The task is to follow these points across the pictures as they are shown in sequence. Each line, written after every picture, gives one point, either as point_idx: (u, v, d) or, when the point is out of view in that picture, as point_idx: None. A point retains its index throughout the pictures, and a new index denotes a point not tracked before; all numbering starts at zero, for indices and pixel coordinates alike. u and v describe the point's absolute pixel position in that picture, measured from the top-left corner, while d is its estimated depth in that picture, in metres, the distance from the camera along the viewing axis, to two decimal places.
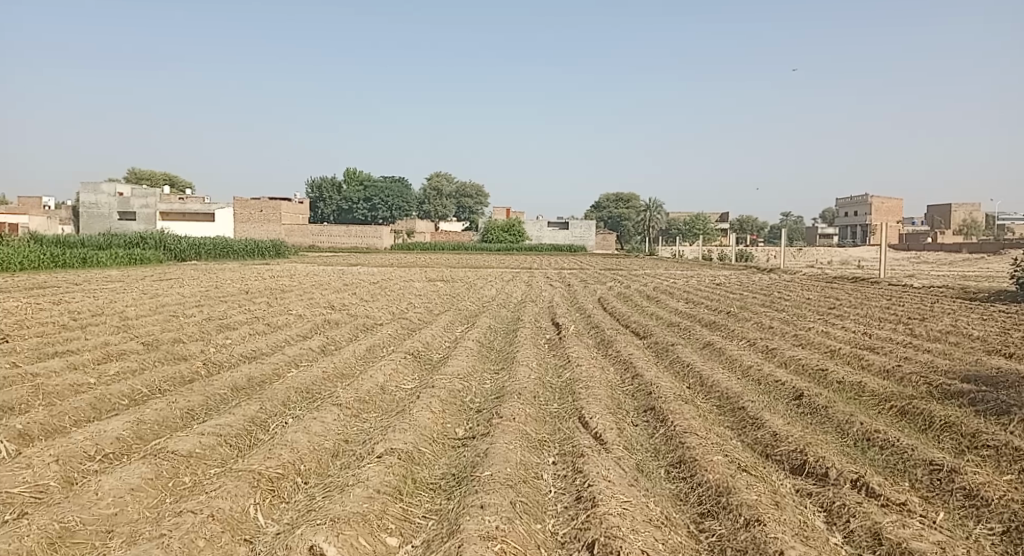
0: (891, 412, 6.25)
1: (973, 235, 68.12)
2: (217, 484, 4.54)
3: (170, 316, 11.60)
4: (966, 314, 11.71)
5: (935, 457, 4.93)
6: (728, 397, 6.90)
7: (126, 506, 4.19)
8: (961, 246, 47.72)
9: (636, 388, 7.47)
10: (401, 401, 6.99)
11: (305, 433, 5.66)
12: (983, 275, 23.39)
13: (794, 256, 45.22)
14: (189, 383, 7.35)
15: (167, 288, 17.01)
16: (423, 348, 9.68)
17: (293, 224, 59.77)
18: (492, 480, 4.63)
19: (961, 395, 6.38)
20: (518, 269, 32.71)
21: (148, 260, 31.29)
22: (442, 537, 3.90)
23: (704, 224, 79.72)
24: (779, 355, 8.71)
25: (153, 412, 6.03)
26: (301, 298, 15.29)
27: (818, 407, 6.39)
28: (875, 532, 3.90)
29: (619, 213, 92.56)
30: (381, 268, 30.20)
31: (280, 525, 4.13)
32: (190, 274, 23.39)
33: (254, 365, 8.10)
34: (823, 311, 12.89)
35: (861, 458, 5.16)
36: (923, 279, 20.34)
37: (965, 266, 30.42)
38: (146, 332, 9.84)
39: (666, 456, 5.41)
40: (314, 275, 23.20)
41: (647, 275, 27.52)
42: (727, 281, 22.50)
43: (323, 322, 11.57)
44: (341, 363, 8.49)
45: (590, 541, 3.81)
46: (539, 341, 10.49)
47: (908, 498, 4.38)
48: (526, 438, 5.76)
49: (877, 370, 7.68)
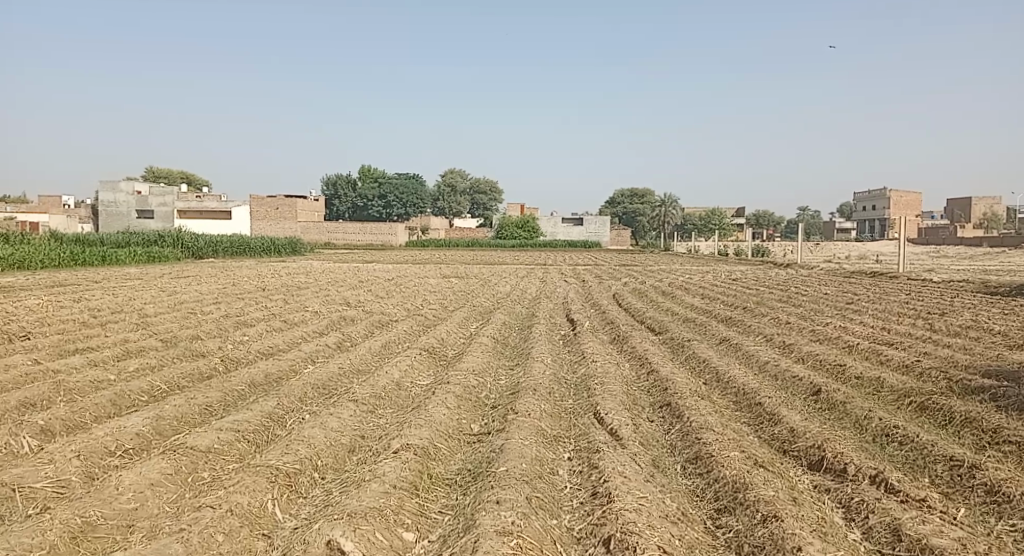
0: (910, 407, 6.17)
1: (993, 229, 67.28)
2: (235, 479, 4.59)
3: (187, 313, 11.73)
4: (987, 308, 11.53)
5: (955, 453, 4.87)
6: (744, 392, 6.84)
7: (147, 500, 4.26)
8: (978, 240, 47.00)
9: (650, 384, 7.46)
10: (417, 396, 7.04)
11: (322, 429, 5.70)
12: (1004, 269, 22.95)
13: (807, 252, 44.92)
14: (207, 379, 7.43)
15: (185, 285, 17.24)
16: (439, 343, 9.75)
17: (308, 221, 60.14)
18: (507, 476, 4.65)
19: (983, 391, 6.28)
20: (532, 265, 32.74)
21: (167, 258, 31.71)
22: (458, 532, 3.93)
23: (719, 218, 79.27)
24: (795, 351, 8.62)
25: (173, 408, 6.11)
26: (317, 295, 15.39)
27: (836, 402, 6.33)
28: (894, 528, 3.87)
29: (634, 208, 93.00)
30: (397, 264, 30.28)
31: (297, 519, 4.18)
32: (206, 271, 23.64)
33: (271, 361, 8.19)
34: (840, 306, 12.76)
35: (880, 454, 5.11)
36: (942, 274, 20.10)
37: (984, 260, 30.16)
38: (164, 329, 10.00)
39: (681, 452, 5.40)
40: (329, 272, 23.35)
41: (662, 270, 27.41)
42: (741, 276, 22.37)
43: (339, 319, 11.64)
44: (357, 359, 8.54)
45: (606, 537, 3.81)
46: (554, 336, 10.49)
47: (927, 494, 4.33)
48: (541, 433, 5.77)
49: (896, 364, 7.60)
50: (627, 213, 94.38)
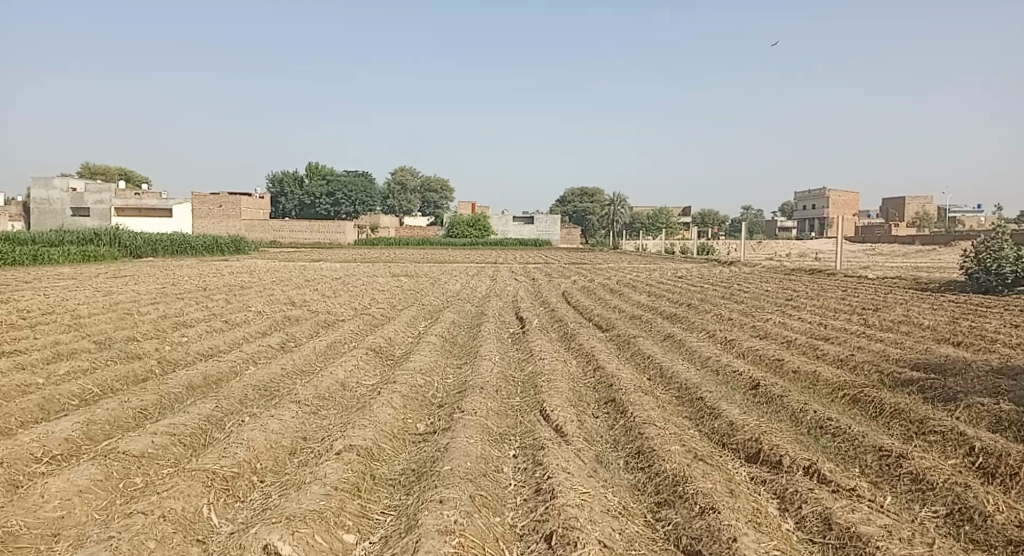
0: (843, 400, 6.41)
1: (926, 228, 70.31)
2: (169, 484, 4.45)
3: (124, 314, 11.29)
4: (918, 304, 12.07)
5: (884, 444, 5.07)
6: (686, 388, 6.98)
7: (74, 508, 4.09)
8: (908, 239, 49.11)
9: (597, 380, 7.54)
10: (361, 397, 6.93)
11: (262, 431, 5.57)
12: (933, 266, 24.08)
13: (750, 249, 46.18)
14: (143, 382, 7.18)
15: (121, 285, 16.59)
16: (385, 343, 9.62)
17: (255, 220, 58.72)
18: (451, 475, 4.62)
19: (912, 383, 6.56)
20: (482, 263, 32.71)
21: (102, 257, 30.42)
22: (400, 533, 3.89)
23: (667, 218, 80.82)
24: (737, 346, 8.85)
25: (105, 412, 5.88)
26: (260, 295, 15.03)
27: (773, 396, 6.51)
28: (825, 518, 4.00)
29: (584, 207, 94.34)
30: (345, 262, 29.83)
31: (234, 524, 4.08)
32: (143, 270, 22.76)
33: (212, 363, 7.96)
34: (781, 302, 13.12)
35: (813, 445, 5.29)
36: (877, 271, 20.98)
37: (914, 257, 31.45)
38: (98, 330, 9.60)
39: (624, 447, 5.47)
40: (274, 271, 22.81)
41: (611, 269, 27.75)
42: (688, 274, 22.81)
43: (283, 319, 11.38)
44: (300, 359, 8.37)
45: (548, 533, 3.84)
46: (502, 335, 10.49)
47: (857, 483, 4.50)
48: (486, 431, 5.76)
49: (831, 359, 7.87)
50: (579, 212, 95.20)
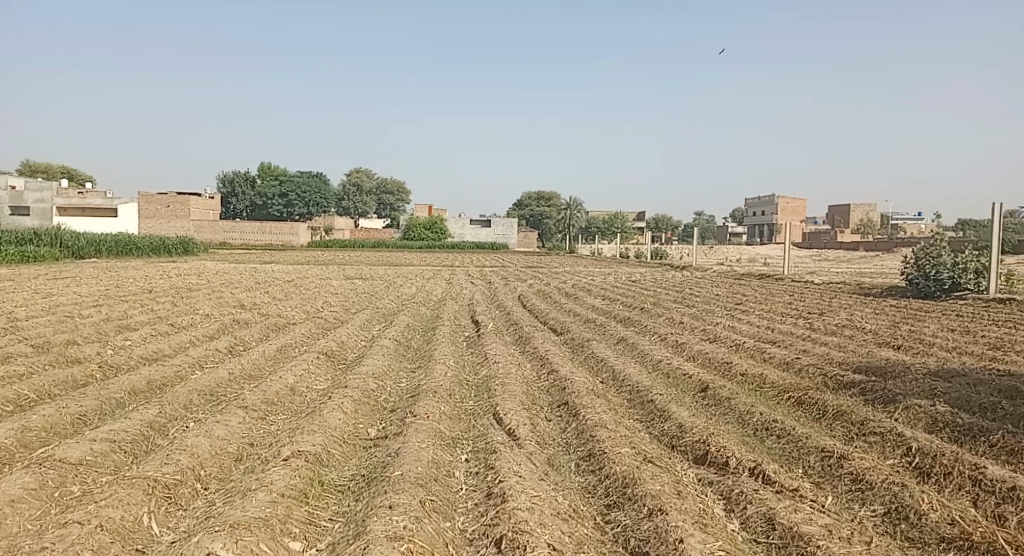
0: (788, 402, 6.59)
1: (870, 234, 73.05)
2: (107, 492, 4.28)
3: (63, 316, 10.83)
4: (861, 309, 12.51)
5: (827, 445, 5.23)
6: (637, 391, 7.07)
7: (4, 519, 3.90)
8: (850, 245, 51.02)
9: (550, 383, 7.57)
10: (311, 402, 6.81)
11: (207, 437, 5.42)
12: (874, 272, 25.03)
13: (702, 254, 47.19)
14: (82, 387, 6.91)
15: (59, 287, 15.92)
16: (337, 347, 9.46)
17: (205, 221, 57.11)
18: (402, 480, 4.58)
19: (853, 386, 6.79)
20: (438, 266, 32.57)
21: (40, 258, 29.13)
22: (348, 539, 3.83)
23: (623, 222, 81.89)
24: (688, 349, 9.02)
25: (40, 418, 5.63)
26: (209, 297, 14.64)
27: (722, 398, 6.65)
28: (769, 518, 4.10)
29: (541, 211, 94.87)
30: (298, 265, 29.30)
31: (176, 533, 3.96)
32: (84, 272, 21.87)
33: (155, 367, 7.70)
34: (732, 306, 13.42)
35: (759, 447, 5.42)
36: (822, 276, 21.71)
37: (856, 262, 32.67)
38: (35, 333, 9.20)
39: (576, 450, 5.51)
40: (223, 273, 22.22)
41: (567, 271, 27.99)
42: (642, 278, 23.16)
43: (231, 322, 11.09)
44: (249, 364, 8.17)
45: (498, 537, 3.84)
46: (457, 338, 10.45)
47: (800, 484, 4.62)
48: (439, 436, 5.73)
49: (777, 362, 8.09)
50: (534, 216, 95.43)
